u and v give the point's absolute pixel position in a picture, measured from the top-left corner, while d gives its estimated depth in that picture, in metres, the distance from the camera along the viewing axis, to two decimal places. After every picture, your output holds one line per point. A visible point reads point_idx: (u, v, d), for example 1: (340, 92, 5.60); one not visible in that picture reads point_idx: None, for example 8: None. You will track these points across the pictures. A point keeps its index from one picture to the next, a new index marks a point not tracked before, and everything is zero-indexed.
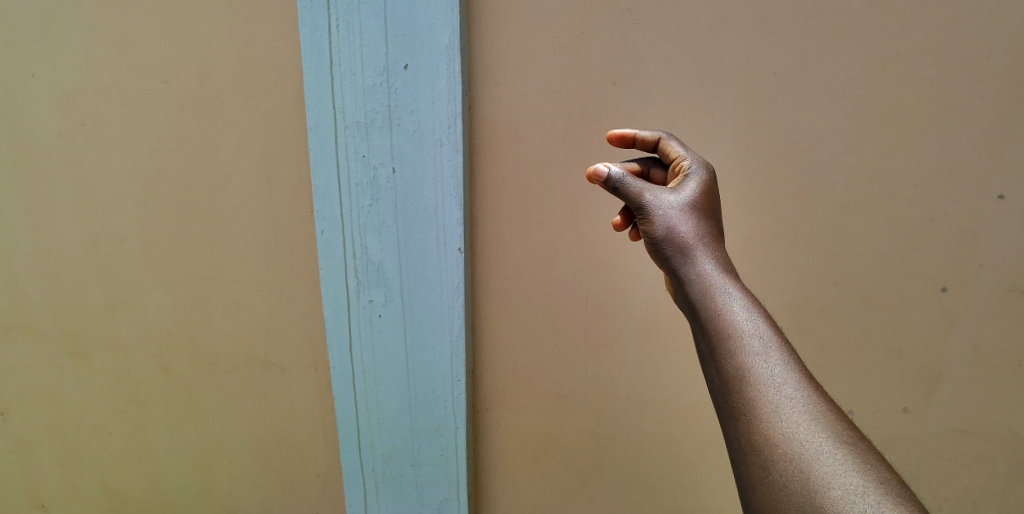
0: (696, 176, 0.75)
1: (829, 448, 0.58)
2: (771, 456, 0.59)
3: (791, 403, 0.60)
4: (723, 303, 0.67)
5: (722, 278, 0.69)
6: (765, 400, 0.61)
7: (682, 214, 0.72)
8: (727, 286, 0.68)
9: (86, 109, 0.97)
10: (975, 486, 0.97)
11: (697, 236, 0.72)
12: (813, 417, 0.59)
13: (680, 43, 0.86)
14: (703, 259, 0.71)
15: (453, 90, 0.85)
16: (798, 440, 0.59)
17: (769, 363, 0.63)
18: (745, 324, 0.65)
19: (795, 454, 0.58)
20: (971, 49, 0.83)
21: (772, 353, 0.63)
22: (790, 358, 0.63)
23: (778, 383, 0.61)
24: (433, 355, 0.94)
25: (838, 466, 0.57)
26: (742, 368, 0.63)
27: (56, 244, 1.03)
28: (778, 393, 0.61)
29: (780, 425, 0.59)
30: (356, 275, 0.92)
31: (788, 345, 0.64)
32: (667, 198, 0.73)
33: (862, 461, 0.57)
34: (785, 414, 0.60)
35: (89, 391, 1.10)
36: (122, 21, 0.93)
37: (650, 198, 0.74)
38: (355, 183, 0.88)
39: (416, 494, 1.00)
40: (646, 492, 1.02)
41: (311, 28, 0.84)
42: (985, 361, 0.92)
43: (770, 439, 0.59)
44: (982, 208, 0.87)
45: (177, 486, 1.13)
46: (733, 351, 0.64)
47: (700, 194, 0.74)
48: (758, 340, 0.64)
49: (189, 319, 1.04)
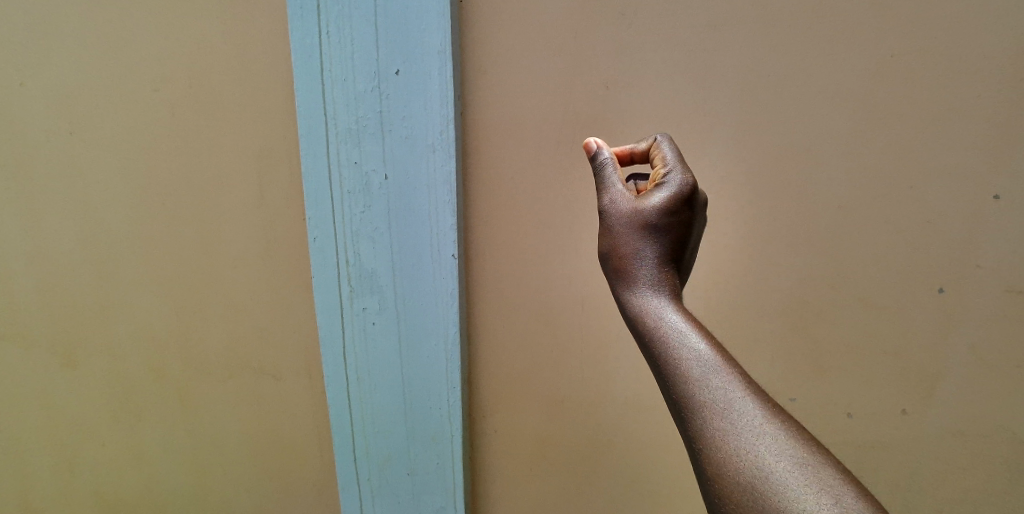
0: (669, 188, 0.73)
1: (782, 465, 0.58)
2: (725, 480, 0.59)
3: (739, 415, 0.61)
4: (665, 327, 0.68)
5: (660, 303, 0.71)
6: (714, 423, 0.61)
7: (636, 225, 0.73)
8: (668, 310, 0.70)
9: (80, 111, 0.96)
10: (975, 487, 0.96)
11: (643, 256, 0.73)
12: (763, 434, 0.60)
13: (677, 44, 0.86)
14: (644, 282, 0.72)
15: (446, 93, 0.85)
16: (751, 451, 0.59)
17: (714, 384, 0.63)
18: (689, 347, 0.66)
19: (751, 466, 0.59)
20: (970, 49, 0.82)
21: (716, 370, 0.64)
22: (734, 371, 0.64)
23: (724, 397, 0.62)
24: (427, 362, 0.94)
25: (789, 484, 0.57)
26: (688, 391, 0.64)
27: (51, 247, 1.03)
28: (726, 407, 0.62)
29: (730, 446, 0.60)
30: (349, 283, 0.92)
31: (730, 359, 0.65)
32: (623, 208, 0.74)
33: (817, 473, 0.57)
34: (737, 427, 0.61)
35: (85, 393, 1.09)
36: (116, 23, 0.93)
37: (614, 194, 0.76)
38: (348, 189, 0.88)
39: (413, 501, 1.00)
40: (645, 493, 1.03)
41: (302, 34, 0.84)
42: (983, 362, 0.92)
43: (722, 463, 0.60)
44: (980, 208, 0.87)
45: (172, 490, 1.13)
46: (679, 375, 0.65)
47: (661, 210, 0.72)
48: (702, 358, 0.65)
49: (184, 321, 1.04)
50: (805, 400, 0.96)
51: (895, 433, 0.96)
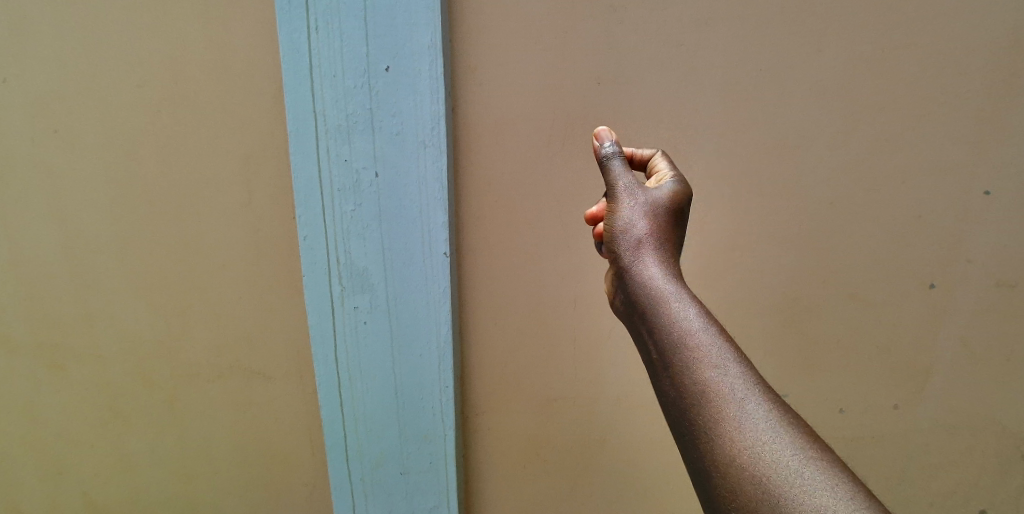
0: (673, 185, 0.75)
1: (794, 463, 0.58)
2: (735, 476, 0.59)
3: (751, 411, 0.61)
4: (677, 314, 0.67)
5: (673, 286, 0.70)
6: (725, 417, 0.61)
7: (645, 210, 0.74)
8: (678, 296, 0.69)
9: (58, 115, 0.95)
10: (965, 479, 0.98)
11: (653, 238, 0.73)
12: (775, 431, 0.60)
13: (667, 41, 0.86)
14: (654, 264, 0.72)
15: (435, 90, 0.84)
16: (763, 448, 0.59)
17: (727, 379, 0.63)
18: (702, 337, 0.65)
19: (763, 464, 0.58)
20: (956, 46, 0.84)
21: (730, 364, 0.64)
22: (746, 366, 0.64)
23: (737, 392, 0.62)
24: (419, 361, 0.94)
25: (800, 482, 0.57)
26: (699, 382, 0.63)
27: (31, 254, 1.01)
28: (739, 403, 0.61)
29: (742, 439, 0.60)
30: (340, 281, 0.91)
31: (742, 354, 0.65)
32: (640, 191, 0.75)
33: (827, 471, 0.57)
34: (749, 422, 0.60)
35: (68, 404, 1.08)
36: (96, 26, 0.91)
37: (624, 181, 0.76)
38: (337, 187, 0.87)
39: (406, 502, 1.00)
40: (638, 492, 1.04)
41: (289, 29, 0.83)
42: (974, 353, 0.94)
43: (733, 457, 0.59)
44: (970, 202, 0.88)
45: (159, 500, 1.12)
46: (692, 368, 0.64)
47: (670, 200, 0.74)
48: (716, 351, 0.64)
49: (171, 327, 1.03)
50: (794, 395, 0.97)
51: (886, 427, 0.97)
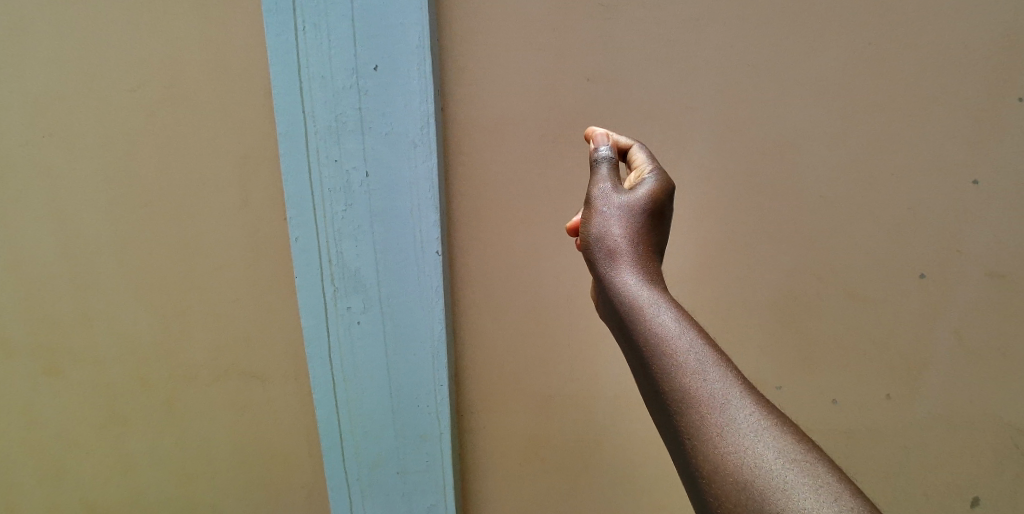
0: (650, 182, 0.75)
1: (780, 465, 0.57)
2: (722, 482, 0.58)
3: (734, 415, 0.61)
4: (656, 320, 0.67)
5: (652, 291, 0.70)
6: (708, 423, 0.61)
7: (621, 213, 0.73)
8: (658, 301, 0.69)
9: (56, 117, 0.95)
10: (963, 477, 0.98)
11: (629, 242, 0.73)
12: (759, 434, 0.59)
13: (664, 41, 0.86)
14: (631, 269, 0.71)
15: (425, 89, 0.84)
16: (747, 452, 0.59)
17: (709, 384, 0.63)
18: (682, 343, 0.65)
19: (748, 468, 0.58)
20: (955, 45, 0.84)
21: (710, 368, 0.63)
22: (727, 370, 0.64)
23: (719, 397, 0.62)
24: (414, 360, 0.94)
25: (786, 485, 0.56)
26: (682, 389, 0.63)
27: (28, 256, 1.01)
28: (722, 408, 0.61)
29: (725, 443, 0.59)
30: (333, 282, 0.91)
31: (723, 357, 0.65)
32: (615, 196, 0.74)
33: (813, 472, 0.57)
34: (732, 425, 0.60)
35: (67, 405, 1.08)
36: (94, 27, 0.91)
37: (601, 187, 0.76)
38: (328, 188, 0.88)
39: (404, 501, 1.00)
40: (637, 491, 1.03)
41: (277, 30, 0.83)
42: (973, 352, 0.93)
43: (717, 462, 0.59)
44: (963, 197, 0.88)
45: (158, 500, 1.12)
46: (673, 375, 0.64)
47: (647, 201, 0.74)
48: (696, 356, 0.64)
49: (170, 328, 1.03)
50: (792, 393, 0.97)
51: (885, 424, 0.97)
